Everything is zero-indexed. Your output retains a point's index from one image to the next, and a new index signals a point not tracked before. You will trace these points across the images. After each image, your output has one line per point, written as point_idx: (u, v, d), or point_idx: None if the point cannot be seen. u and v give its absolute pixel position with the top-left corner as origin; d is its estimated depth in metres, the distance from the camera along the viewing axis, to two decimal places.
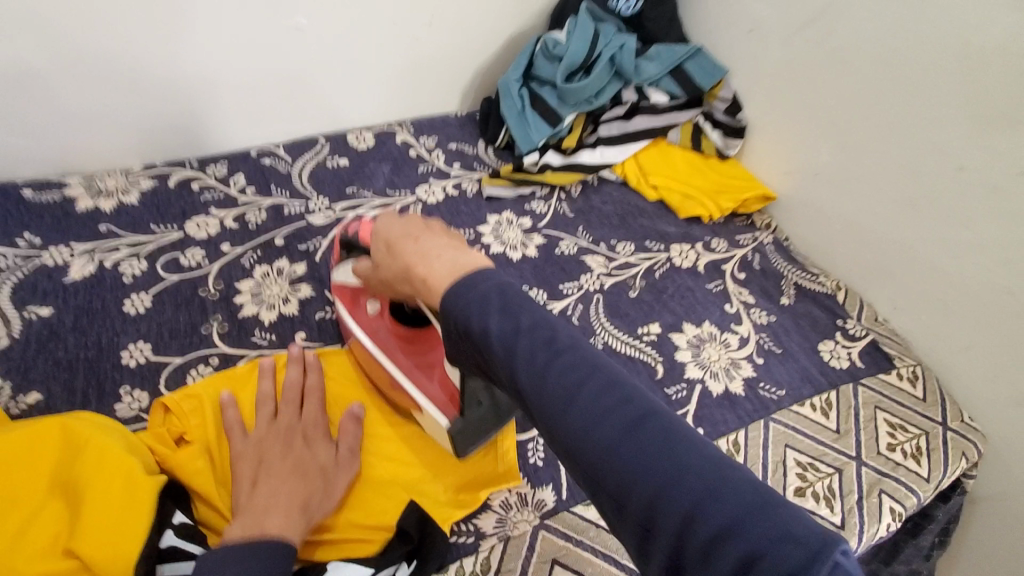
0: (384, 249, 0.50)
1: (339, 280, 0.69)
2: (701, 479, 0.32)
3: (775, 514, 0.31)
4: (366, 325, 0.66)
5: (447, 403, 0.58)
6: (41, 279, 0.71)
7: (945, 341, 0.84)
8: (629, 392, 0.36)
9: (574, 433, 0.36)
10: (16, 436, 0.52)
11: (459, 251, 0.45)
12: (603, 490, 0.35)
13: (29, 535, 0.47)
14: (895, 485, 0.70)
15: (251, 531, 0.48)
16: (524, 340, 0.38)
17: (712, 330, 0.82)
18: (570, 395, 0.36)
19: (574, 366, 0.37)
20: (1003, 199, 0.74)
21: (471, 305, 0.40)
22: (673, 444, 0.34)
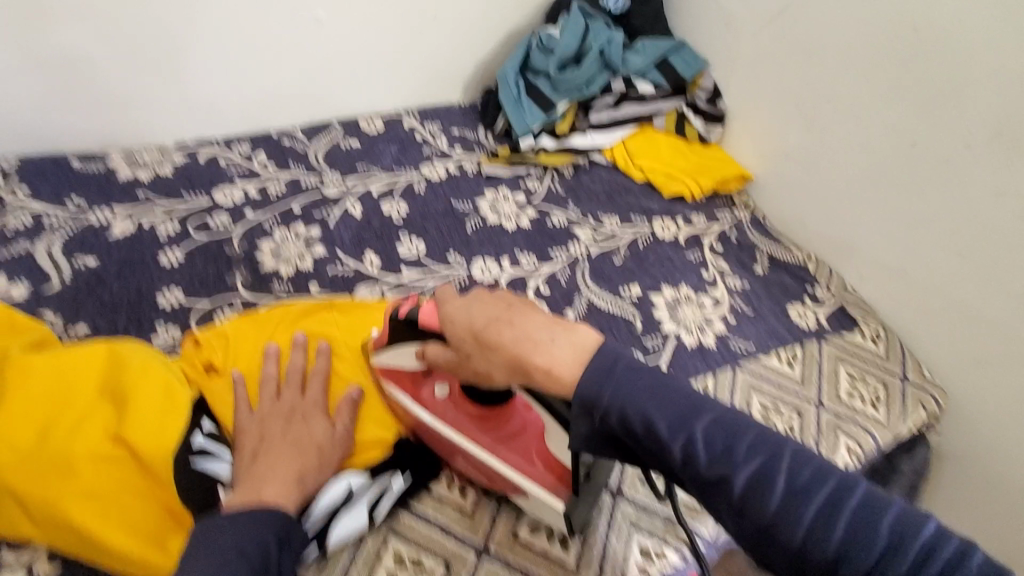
0: (477, 339, 0.49)
1: (389, 365, 0.62)
2: (908, 539, 0.35)
3: (978, 565, 0.34)
4: (435, 409, 0.61)
5: (553, 481, 0.56)
6: (88, 235, 0.80)
7: (906, 305, 0.91)
8: (817, 467, 0.38)
9: (769, 513, 0.37)
10: (71, 351, 0.59)
11: (564, 326, 0.46)
12: (812, 565, 0.36)
13: (86, 425, 0.54)
14: (852, 427, 0.77)
15: (249, 500, 0.50)
16: (695, 427, 0.40)
17: (689, 292, 0.90)
18: (757, 480, 0.38)
19: (754, 447, 0.39)
20: (953, 169, 0.81)
21: (629, 407, 0.41)
22: (871, 519, 0.36)
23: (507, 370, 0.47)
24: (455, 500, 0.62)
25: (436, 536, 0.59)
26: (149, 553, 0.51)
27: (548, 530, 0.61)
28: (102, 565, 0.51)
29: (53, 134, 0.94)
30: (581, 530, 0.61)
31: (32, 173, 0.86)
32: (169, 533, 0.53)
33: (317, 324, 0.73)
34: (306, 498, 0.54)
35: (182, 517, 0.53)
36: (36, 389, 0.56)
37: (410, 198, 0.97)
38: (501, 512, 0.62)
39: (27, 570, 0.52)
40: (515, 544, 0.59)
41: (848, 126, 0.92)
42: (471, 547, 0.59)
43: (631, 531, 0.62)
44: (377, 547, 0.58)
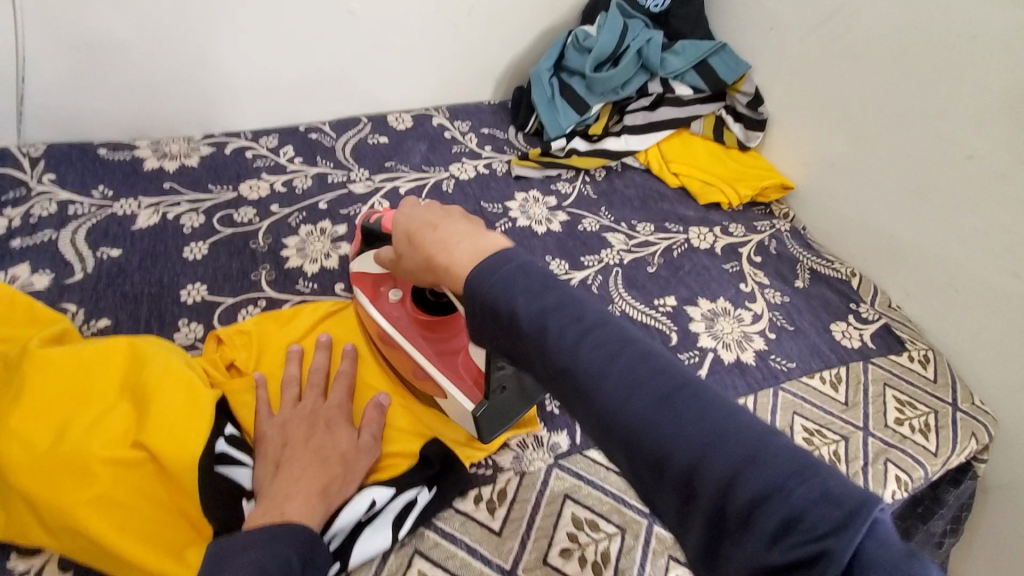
0: (406, 240, 0.50)
1: (360, 269, 0.69)
2: (736, 439, 0.33)
3: (811, 477, 0.31)
4: (387, 310, 0.66)
5: (471, 386, 0.60)
6: (112, 225, 0.79)
7: (955, 327, 0.86)
8: (664, 365, 0.37)
9: (606, 400, 0.36)
10: (92, 348, 0.57)
11: (479, 235, 0.46)
12: (640, 458, 0.35)
13: (102, 426, 0.51)
14: (901, 456, 0.72)
15: (272, 518, 0.47)
16: (552, 316, 0.39)
17: (726, 305, 0.86)
18: (601, 369, 0.37)
19: (607, 341, 0.38)
20: (1011, 183, 0.76)
21: (497, 285, 0.41)
22: (712, 414, 0.34)
23: (422, 270, 0.49)
24: (483, 518, 0.59)
25: (463, 556, 0.56)
26: (168, 566, 0.48)
27: (580, 555, 0.57)
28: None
29: (83, 121, 0.94)
30: (615, 558, 0.57)
31: (59, 160, 0.84)
32: (189, 544, 0.50)
33: (342, 327, 0.71)
34: (330, 513, 0.52)
35: (203, 526, 0.51)
36: (55, 386, 0.53)
37: (438, 197, 0.95)
38: (531, 532, 0.58)
39: None
40: (545, 568, 0.56)
41: (897, 135, 0.87)
42: (499, 570, 0.55)
43: (668, 560, 0.58)
44: (401, 565, 0.54)
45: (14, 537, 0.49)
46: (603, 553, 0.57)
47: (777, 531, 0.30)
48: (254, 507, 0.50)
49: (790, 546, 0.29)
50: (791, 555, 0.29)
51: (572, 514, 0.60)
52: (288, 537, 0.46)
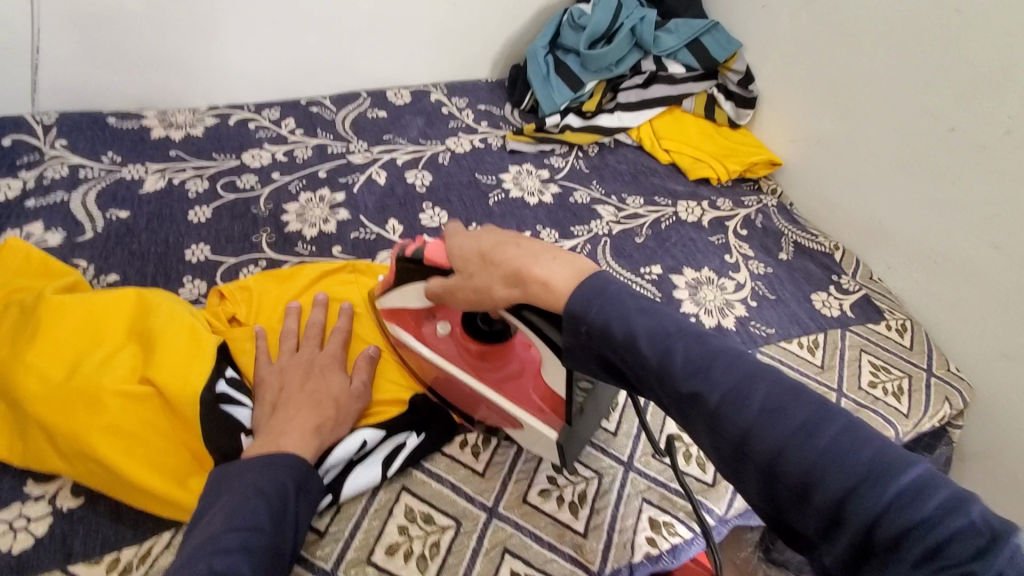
0: (483, 257, 0.51)
1: (395, 309, 0.65)
2: (883, 470, 0.33)
3: (961, 506, 0.31)
4: (438, 346, 0.65)
5: (549, 413, 0.59)
6: (120, 189, 0.82)
7: (933, 299, 0.88)
8: (799, 392, 0.38)
9: (741, 423, 0.37)
10: (102, 296, 0.60)
11: (563, 250, 0.48)
12: (782, 482, 0.36)
13: (112, 366, 0.55)
14: (873, 416, 0.75)
15: (268, 449, 0.51)
16: (676, 342, 0.41)
17: (710, 275, 0.89)
18: (738, 396, 0.38)
19: (736, 368, 0.39)
20: (990, 156, 0.78)
21: (610, 314, 0.43)
22: (849, 442, 0.35)
23: (503, 286, 0.50)
24: (468, 461, 0.62)
25: (447, 493, 0.59)
26: (171, 490, 0.52)
27: (558, 495, 0.61)
28: (127, 499, 0.52)
29: (91, 92, 0.97)
30: (591, 499, 0.61)
31: (70, 127, 0.88)
32: (192, 473, 0.54)
33: (339, 286, 0.75)
34: (323, 449, 0.55)
35: (204, 457, 0.54)
36: (69, 328, 0.57)
37: (434, 169, 0.98)
38: (513, 475, 0.62)
39: (50, 504, 0.53)
40: (525, 506, 0.59)
41: (882, 111, 0.90)
42: (481, 507, 0.59)
43: (642, 503, 0.61)
44: (389, 500, 0.58)
45: (31, 464, 0.53)
46: (580, 494, 0.61)
47: (921, 559, 0.31)
48: (251, 441, 0.53)
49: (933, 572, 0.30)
50: None
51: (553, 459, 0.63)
52: (285, 465, 0.50)
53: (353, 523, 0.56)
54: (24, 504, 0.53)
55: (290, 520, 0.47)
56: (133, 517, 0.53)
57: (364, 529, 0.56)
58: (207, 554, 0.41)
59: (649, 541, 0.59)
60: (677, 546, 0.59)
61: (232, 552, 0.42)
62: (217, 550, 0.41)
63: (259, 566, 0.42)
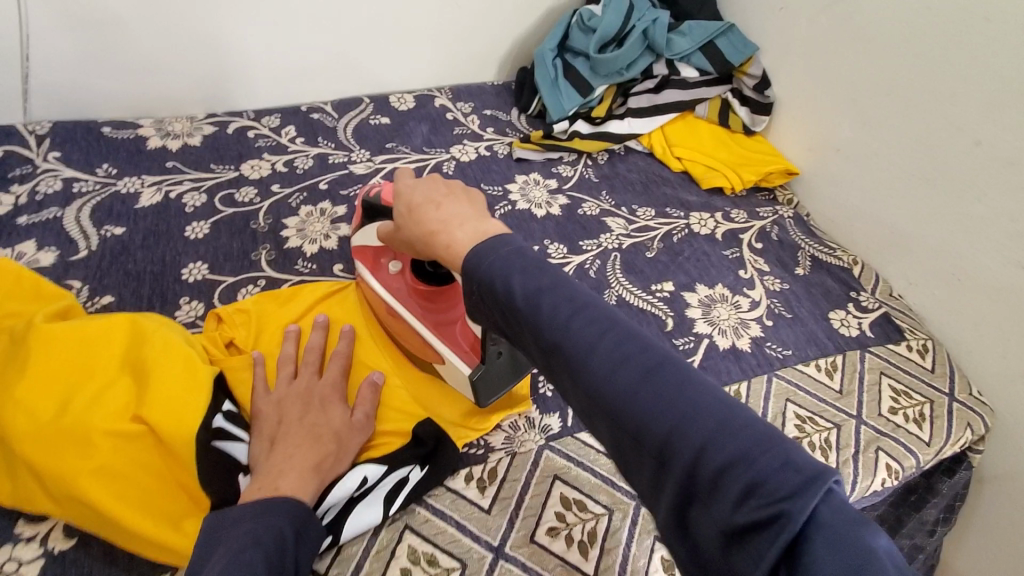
0: (407, 213, 0.52)
1: (360, 243, 0.69)
2: (706, 413, 0.34)
3: (772, 446, 0.32)
4: (388, 282, 0.67)
5: (469, 352, 0.60)
6: (116, 203, 0.80)
7: (956, 318, 0.85)
8: (645, 344, 0.38)
9: (589, 371, 0.38)
10: (94, 325, 0.58)
11: (481, 218, 0.48)
12: (621, 430, 0.36)
13: (103, 400, 0.53)
14: (894, 445, 0.72)
15: (266, 493, 0.49)
16: (544, 294, 0.40)
17: (724, 292, 0.86)
18: (588, 345, 0.38)
19: (595, 319, 0.39)
20: (1017, 171, 0.74)
21: (497, 269, 0.43)
22: (681, 387, 0.36)
23: (421, 244, 0.50)
24: (473, 496, 0.60)
25: (452, 532, 0.57)
26: (166, 535, 0.50)
27: (567, 534, 0.58)
28: (121, 544, 0.50)
29: (86, 100, 0.94)
30: (601, 537, 0.58)
31: (63, 138, 0.86)
32: (187, 515, 0.52)
33: (340, 308, 0.72)
34: (322, 489, 0.53)
35: (201, 498, 0.52)
36: (61, 360, 0.55)
37: None
38: (519, 511, 0.59)
39: (42, 547, 0.51)
40: (532, 545, 0.57)
41: (904, 121, 0.86)
42: (487, 546, 0.56)
43: (654, 542, 0.59)
44: (392, 539, 0.56)
45: (19, 505, 0.51)
46: (589, 532, 0.59)
47: (739, 496, 0.31)
48: (249, 482, 0.51)
49: (751, 509, 0.31)
50: (753, 516, 0.31)
51: (561, 494, 0.61)
52: (278, 509, 0.47)
53: (355, 566, 0.54)
54: (15, 546, 0.51)
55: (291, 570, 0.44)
56: (127, 560, 0.51)
57: (366, 572, 0.53)
58: None
59: None
60: None
61: None
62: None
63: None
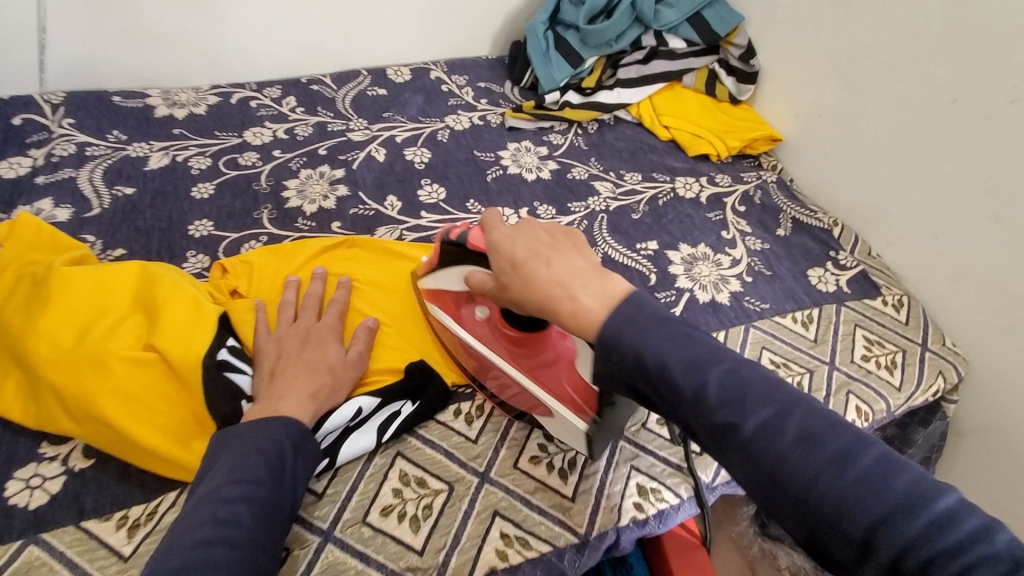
0: (514, 269, 0.52)
1: (438, 291, 0.68)
2: (917, 499, 0.35)
3: (988, 533, 0.33)
4: (474, 329, 0.66)
5: (579, 404, 0.60)
6: (126, 166, 0.85)
7: (933, 274, 0.88)
8: (833, 422, 0.40)
9: (776, 454, 0.39)
10: (108, 270, 0.62)
11: (595, 272, 0.49)
12: (814, 512, 0.37)
13: (118, 334, 0.58)
14: (864, 389, 0.76)
15: (267, 413, 0.53)
16: (711, 371, 0.43)
17: (706, 251, 0.89)
18: (768, 426, 0.40)
19: (775, 401, 0.41)
20: (993, 126, 0.77)
21: (636, 336, 0.45)
22: (880, 471, 0.37)
23: (537, 306, 0.50)
24: (461, 428, 0.64)
25: (441, 459, 0.61)
26: (175, 451, 0.54)
27: (548, 462, 0.62)
28: (134, 460, 0.55)
29: (96, 72, 0.98)
30: (581, 465, 0.63)
31: (76, 106, 0.90)
32: (195, 436, 0.56)
33: (338, 261, 0.76)
34: (319, 414, 0.57)
35: (207, 422, 0.57)
36: (78, 299, 0.59)
37: (433, 146, 0.98)
38: (504, 441, 0.64)
39: (63, 465, 0.56)
40: (515, 472, 0.61)
41: (886, 83, 0.88)
42: (473, 472, 0.61)
43: (630, 470, 0.63)
44: (384, 464, 0.60)
45: (43, 426, 0.56)
46: (569, 461, 0.63)
47: None
48: (251, 405, 0.56)
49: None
50: None
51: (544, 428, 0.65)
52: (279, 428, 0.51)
53: (350, 486, 0.58)
54: (39, 464, 0.56)
55: (290, 476, 0.49)
56: (141, 477, 0.56)
57: (360, 491, 0.58)
58: (210, 504, 0.44)
59: (636, 506, 0.61)
60: (664, 511, 0.62)
61: (234, 501, 0.44)
62: (221, 500, 0.44)
63: (261, 515, 0.45)
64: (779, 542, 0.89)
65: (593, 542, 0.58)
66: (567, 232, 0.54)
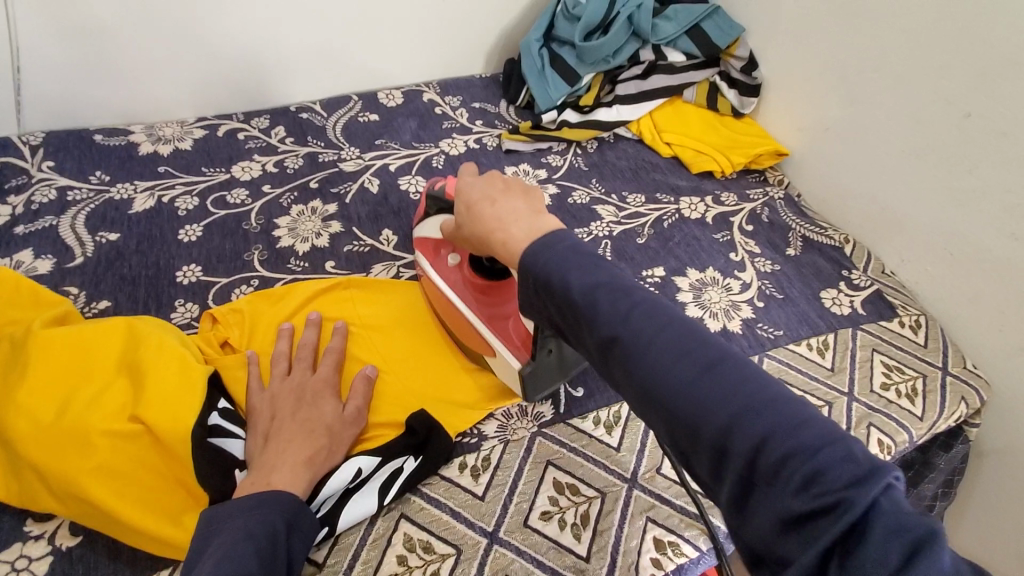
0: (466, 211, 0.52)
1: (422, 234, 0.70)
2: (772, 408, 0.35)
3: (839, 442, 0.33)
4: (445, 274, 0.67)
5: (520, 347, 0.61)
6: (110, 210, 0.81)
7: (951, 293, 0.85)
8: (706, 341, 0.39)
9: (652, 367, 0.39)
10: (90, 329, 0.59)
11: (534, 214, 0.48)
12: (683, 423, 0.37)
13: (102, 402, 0.54)
14: (886, 420, 0.73)
15: (258, 488, 0.50)
16: (604, 291, 0.42)
17: (715, 275, 0.86)
18: (648, 341, 0.39)
19: (656, 316, 0.40)
20: (1011, 141, 0.74)
21: (551, 262, 0.44)
22: (741, 382, 0.36)
23: (478, 239, 0.52)
24: (467, 484, 0.61)
25: (447, 519, 0.58)
26: (166, 529, 0.51)
27: (560, 518, 0.59)
28: (124, 539, 0.51)
29: (77, 108, 0.95)
30: (594, 520, 0.60)
31: (57, 147, 0.87)
32: (187, 510, 0.53)
33: (334, 303, 0.73)
34: (315, 482, 0.54)
35: (199, 494, 0.54)
36: (59, 364, 0.56)
37: (428, 173, 0.95)
38: (513, 497, 0.60)
39: (49, 544, 0.52)
40: (525, 530, 0.58)
41: (895, 95, 0.85)
42: (481, 532, 0.57)
43: (646, 522, 0.60)
44: (387, 529, 0.57)
45: (26, 504, 0.53)
46: (582, 515, 0.60)
47: (802, 485, 0.32)
48: (245, 476, 0.53)
49: (812, 496, 0.31)
50: (814, 504, 0.31)
51: (554, 479, 0.62)
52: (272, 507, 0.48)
53: (352, 554, 0.55)
54: (25, 544, 0.52)
55: (283, 562, 0.46)
56: (129, 556, 0.52)
57: (362, 560, 0.55)
58: None
59: (655, 562, 0.58)
60: (683, 566, 0.58)
61: None
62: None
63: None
64: None
65: None
66: (527, 181, 0.53)
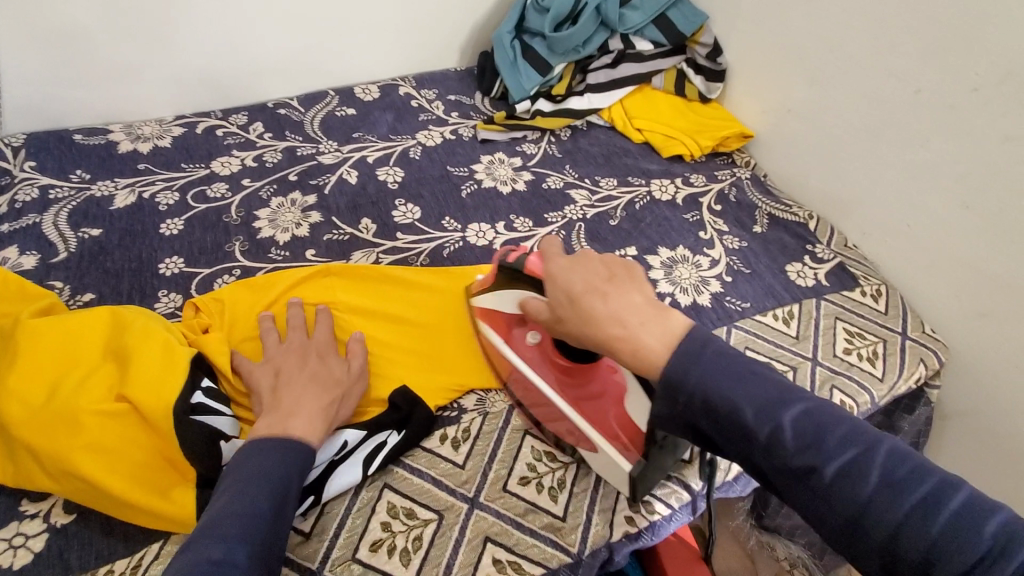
0: (570, 303, 0.53)
1: (491, 308, 0.68)
2: (974, 522, 0.39)
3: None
4: (525, 354, 0.66)
5: (626, 443, 0.58)
6: (91, 207, 0.83)
7: (909, 262, 0.89)
8: (893, 459, 0.43)
9: (852, 493, 0.41)
10: (77, 317, 0.61)
11: (655, 311, 0.50)
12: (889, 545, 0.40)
13: (90, 385, 0.56)
14: (847, 382, 0.77)
15: (278, 430, 0.54)
16: (785, 416, 0.45)
17: (685, 253, 0.90)
18: (819, 448, 0.43)
19: (840, 439, 0.44)
20: (958, 114, 0.78)
21: (700, 370, 0.47)
22: (940, 499, 0.40)
23: (592, 337, 0.51)
24: (448, 454, 0.63)
25: (429, 488, 0.61)
26: (157, 503, 0.53)
27: (538, 482, 0.62)
28: (117, 514, 0.54)
29: (54, 110, 0.96)
30: (570, 483, 0.62)
31: (38, 148, 0.88)
32: (176, 485, 0.55)
33: (314, 288, 0.75)
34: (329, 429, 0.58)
35: (187, 469, 0.56)
36: (45, 350, 0.58)
37: (406, 164, 0.97)
38: (492, 465, 0.63)
39: (45, 521, 0.54)
40: (505, 495, 0.61)
41: (850, 75, 0.89)
42: (462, 498, 0.60)
43: None
44: (372, 498, 0.59)
45: (20, 484, 0.55)
46: (559, 480, 0.63)
47: None
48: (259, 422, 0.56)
49: None
50: None
51: (531, 447, 0.65)
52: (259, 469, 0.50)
53: (338, 522, 0.57)
54: (22, 522, 0.54)
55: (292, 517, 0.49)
56: (122, 530, 0.54)
57: (347, 528, 0.57)
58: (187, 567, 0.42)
59: (629, 520, 0.60)
60: (656, 522, 0.61)
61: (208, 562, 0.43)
62: (217, 538, 0.44)
63: (256, 553, 0.44)
64: (777, 535, 0.90)
65: (587, 560, 0.58)
66: (622, 262, 0.55)
